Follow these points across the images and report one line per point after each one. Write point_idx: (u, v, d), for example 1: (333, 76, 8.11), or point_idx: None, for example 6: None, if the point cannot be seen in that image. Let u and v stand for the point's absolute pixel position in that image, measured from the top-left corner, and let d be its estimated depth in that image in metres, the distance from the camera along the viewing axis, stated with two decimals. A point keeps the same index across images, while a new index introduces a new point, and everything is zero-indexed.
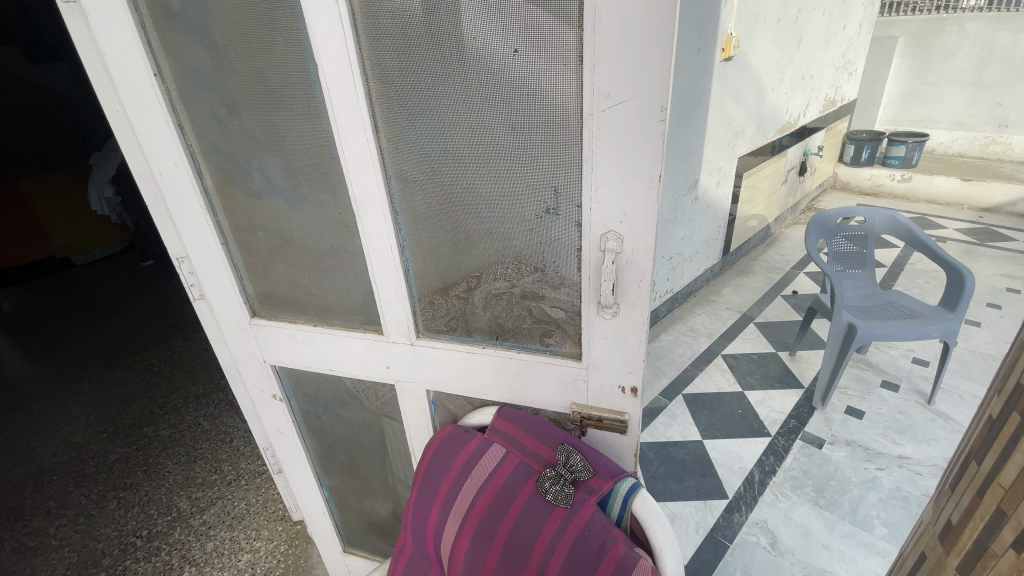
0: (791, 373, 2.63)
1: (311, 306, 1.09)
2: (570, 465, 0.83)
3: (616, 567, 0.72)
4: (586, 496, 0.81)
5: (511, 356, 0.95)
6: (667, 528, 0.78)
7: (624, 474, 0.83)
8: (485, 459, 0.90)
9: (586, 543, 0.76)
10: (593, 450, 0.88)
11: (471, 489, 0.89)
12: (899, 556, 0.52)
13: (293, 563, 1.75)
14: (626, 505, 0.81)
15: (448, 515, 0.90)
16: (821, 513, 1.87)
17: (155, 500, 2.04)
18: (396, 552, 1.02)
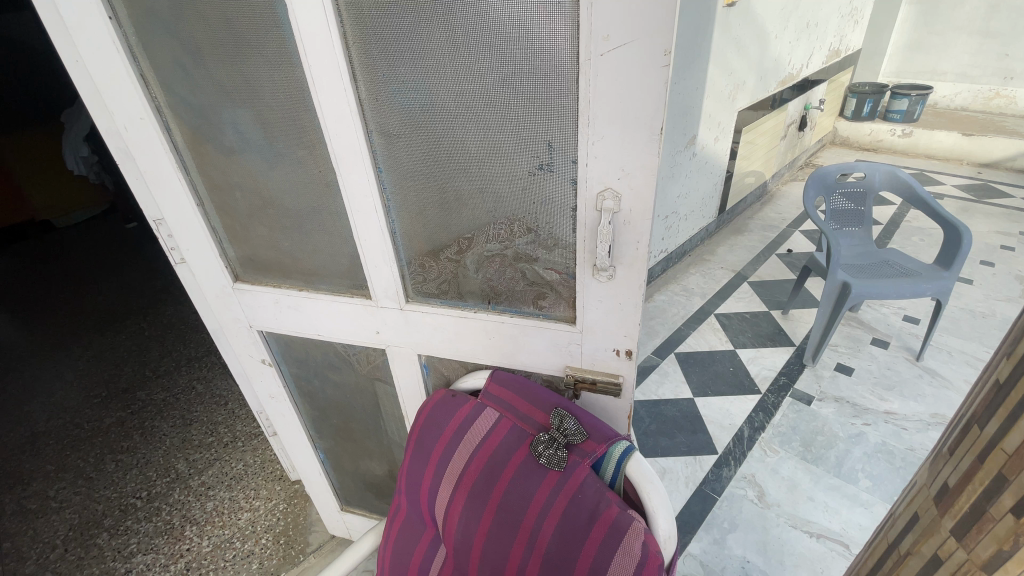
0: (783, 331, 2.65)
1: (296, 270, 1.05)
2: (563, 429, 0.81)
3: (609, 529, 0.72)
4: (579, 459, 0.80)
5: (504, 320, 0.93)
6: (660, 491, 0.77)
7: (618, 437, 0.82)
8: (479, 423, 0.89)
9: (580, 506, 0.76)
10: (588, 414, 0.86)
11: (464, 453, 0.88)
12: (889, 517, 0.50)
13: (293, 521, 1.79)
14: (620, 467, 0.80)
15: (442, 479, 0.90)
16: (807, 467, 1.92)
17: (153, 462, 2.05)
18: (391, 515, 1.02)
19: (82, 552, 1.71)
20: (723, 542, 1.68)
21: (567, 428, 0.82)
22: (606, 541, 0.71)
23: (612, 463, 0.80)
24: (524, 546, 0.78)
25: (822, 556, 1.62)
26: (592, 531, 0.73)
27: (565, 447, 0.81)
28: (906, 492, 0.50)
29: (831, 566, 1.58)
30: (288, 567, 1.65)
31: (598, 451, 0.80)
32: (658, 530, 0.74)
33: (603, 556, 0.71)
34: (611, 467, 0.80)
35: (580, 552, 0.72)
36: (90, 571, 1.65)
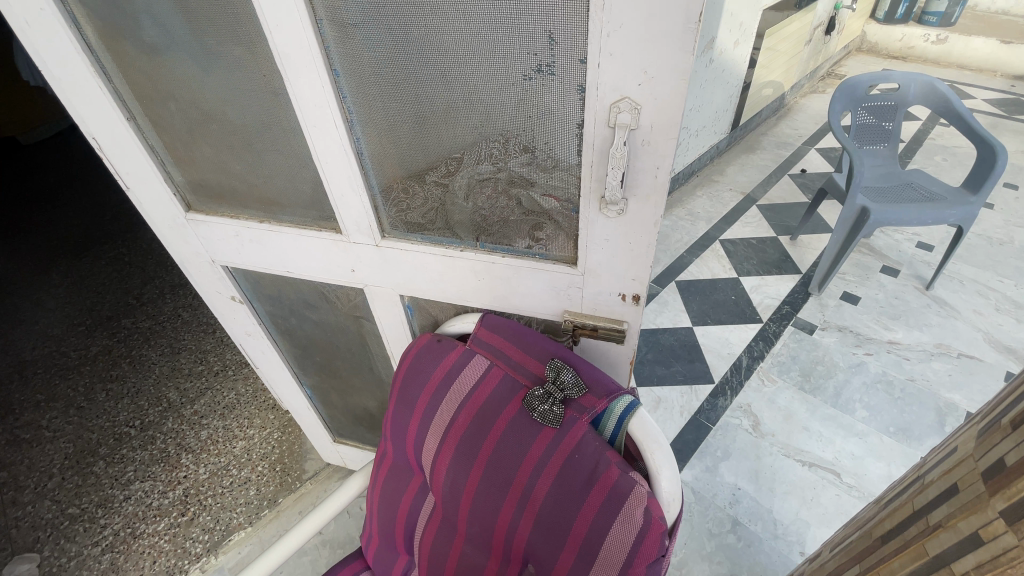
0: (790, 258, 2.54)
1: (253, 198, 0.90)
2: (560, 382, 0.72)
3: (610, 494, 0.65)
4: (578, 415, 0.71)
5: (495, 261, 0.81)
6: (668, 452, 0.68)
7: (623, 391, 0.71)
8: (467, 372, 0.80)
9: (577, 466, 0.68)
10: (588, 363, 0.76)
11: (451, 404, 0.80)
12: (911, 481, 0.38)
13: (288, 450, 1.79)
14: (621, 424, 0.71)
15: (427, 430, 0.83)
16: (804, 397, 1.91)
17: (144, 392, 2.03)
18: (378, 458, 0.97)
19: (80, 480, 1.72)
20: (715, 470, 1.70)
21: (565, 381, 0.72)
22: (605, 506, 0.65)
23: (614, 419, 0.71)
24: (516, 502, 0.73)
25: (813, 484, 1.64)
26: (589, 495, 0.66)
27: (562, 402, 0.71)
28: (939, 453, 0.39)
29: (821, 493, 1.61)
30: (285, 493, 1.68)
31: (599, 407, 0.71)
32: (663, 494, 0.67)
33: (602, 522, 0.65)
34: (612, 423, 0.71)
35: (577, 515, 0.67)
36: (90, 498, 1.67)
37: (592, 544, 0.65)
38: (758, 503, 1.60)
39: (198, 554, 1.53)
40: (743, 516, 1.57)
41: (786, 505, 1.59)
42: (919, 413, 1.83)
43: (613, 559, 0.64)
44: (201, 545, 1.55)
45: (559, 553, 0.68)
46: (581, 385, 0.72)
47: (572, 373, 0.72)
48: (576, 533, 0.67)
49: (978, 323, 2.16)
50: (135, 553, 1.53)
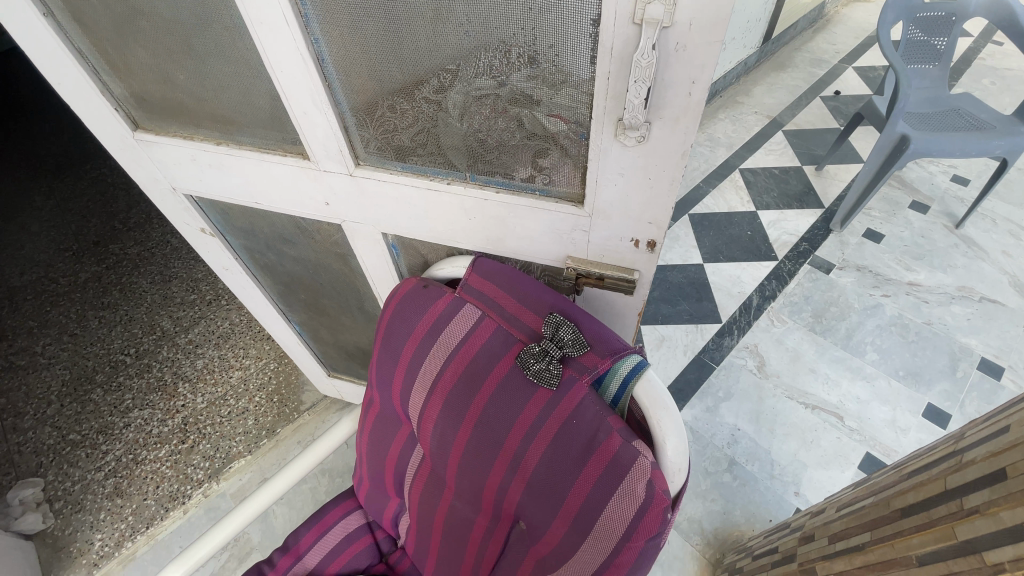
0: (813, 191, 2.37)
1: (206, 116, 0.77)
2: (558, 338, 0.63)
3: (609, 466, 0.58)
4: (577, 376, 0.63)
5: (487, 197, 0.69)
6: (677, 420, 0.61)
7: (629, 350, 0.63)
8: (456, 323, 0.72)
9: (573, 433, 0.61)
10: (592, 316, 0.67)
11: (438, 358, 0.72)
12: (936, 478, 0.61)
13: (285, 381, 1.78)
14: (626, 387, 0.63)
15: (412, 384, 0.76)
16: (814, 338, 1.85)
17: (137, 320, 1.99)
18: (365, 406, 0.91)
19: (79, 407, 1.73)
20: (716, 410, 1.67)
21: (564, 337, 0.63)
22: (603, 478, 0.59)
23: (618, 381, 0.63)
24: (507, 466, 0.67)
25: (814, 426, 1.62)
26: (586, 464, 0.60)
27: (559, 361, 0.63)
28: (960, 468, 0.58)
29: (821, 435, 1.60)
30: (283, 424, 1.68)
31: (601, 367, 0.62)
32: (668, 464, 0.60)
33: (599, 493, 0.59)
34: (616, 386, 0.63)
35: (572, 485, 0.61)
36: (91, 425, 1.68)
37: (587, 515, 0.60)
38: (756, 444, 1.59)
39: (200, 481, 1.56)
40: (741, 456, 1.57)
41: (785, 447, 1.58)
42: (932, 357, 1.78)
43: (610, 532, 0.59)
44: (202, 472, 1.58)
45: (552, 520, 0.63)
46: (583, 342, 0.63)
47: (572, 329, 0.63)
48: (570, 503, 0.61)
49: (1005, 265, 2.04)
50: (138, 479, 1.56)
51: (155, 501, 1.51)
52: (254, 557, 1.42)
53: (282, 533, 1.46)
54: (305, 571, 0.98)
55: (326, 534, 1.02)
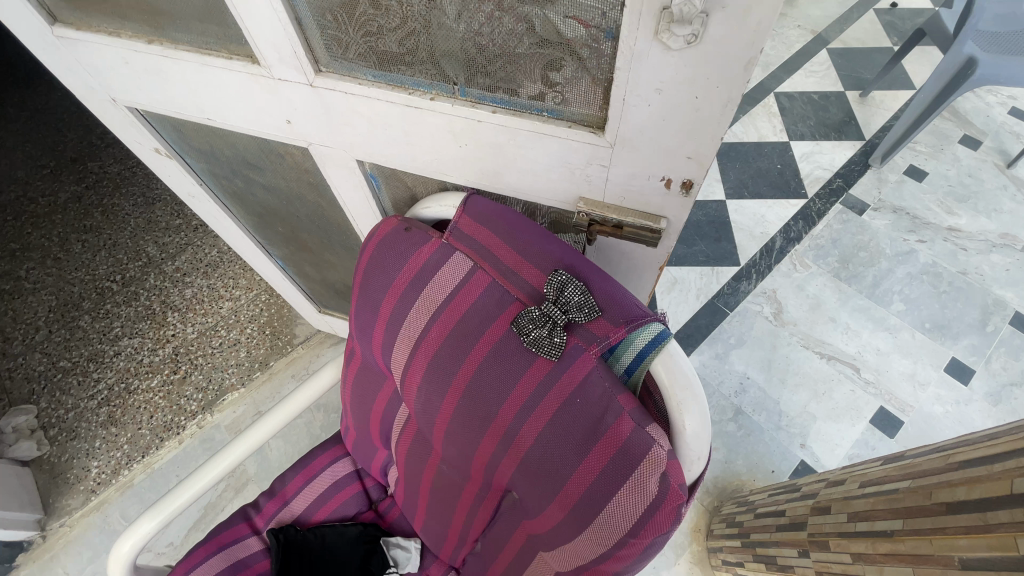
0: (854, 121, 2.13)
1: (131, 4, 0.61)
2: (564, 301, 0.52)
3: (618, 454, 0.49)
4: (584, 346, 0.52)
5: (481, 119, 0.55)
6: (700, 402, 0.51)
7: (649, 317, 0.52)
8: (443, 274, 0.60)
9: (575, 414, 0.51)
10: (605, 273, 0.55)
11: (421, 316, 0.61)
12: (999, 479, 0.52)
13: (277, 314, 1.71)
14: (641, 361, 0.52)
15: (391, 343, 0.65)
16: (837, 286, 1.73)
17: (121, 245, 1.89)
18: (345, 357, 0.82)
19: (68, 334, 1.68)
20: (725, 357, 1.59)
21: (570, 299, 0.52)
22: (607, 470, 0.50)
23: (635, 353, 0.52)
24: (497, 443, 0.58)
25: (828, 377, 1.55)
26: (590, 450, 0.51)
27: (563, 327, 0.52)
28: None
29: (835, 387, 1.53)
30: (277, 357, 1.63)
31: (614, 337, 0.52)
32: (685, 450, 0.52)
33: (603, 484, 0.50)
34: (630, 359, 0.52)
35: (572, 471, 0.52)
36: (80, 352, 1.65)
37: (587, 506, 0.52)
38: (765, 394, 1.53)
39: (194, 412, 1.54)
40: (748, 406, 1.52)
41: (795, 398, 1.52)
42: (962, 309, 1.67)
43: (613, 526, 0.51)
44: (196, 403, 1.56)
45: (547, 504, 0.56)
46: (593, 306, 0.52)
47: (581, 290, 0.52)
48: (568, 491, 0.53)
49: None
50: (132, 407, 1.55)
51: (149, 431, 1.51)
52: (251, 488, 1.43)
53: (278, 466, 1.46)
54: (292, 517, 0.96)
55: (312, 482, 0.98)
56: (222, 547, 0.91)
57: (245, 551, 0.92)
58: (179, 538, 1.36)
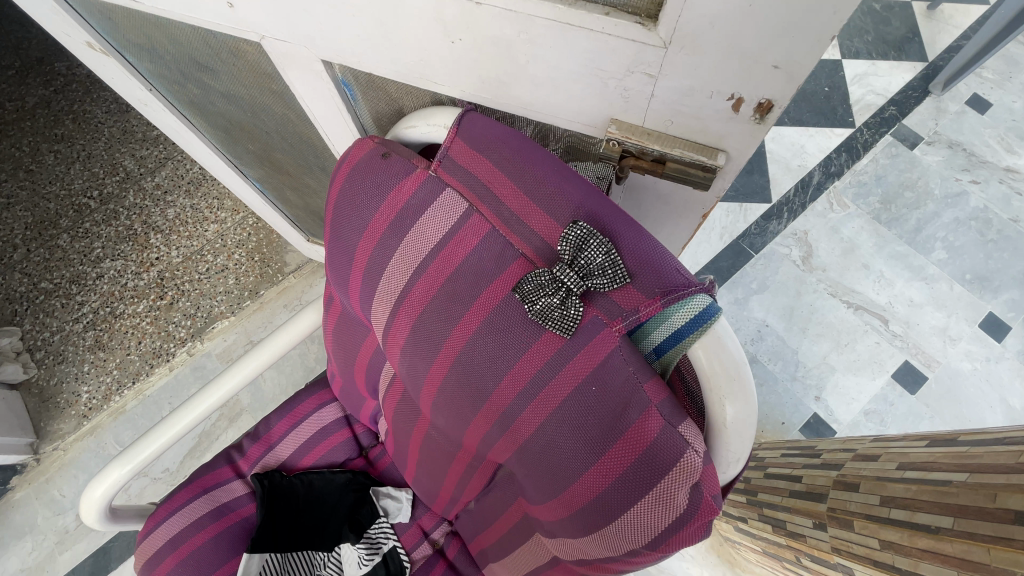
0: (919, 36, 1.84)
1: None
2: (583, 264, 0.41)
3: (640, 457, 0.40)
4: (604, 321, 0.41)
5: (482, 1, 0.39)
6: (750, 399, 0.40)
7: (692, 286, 0.40)
8: (429, 217, 0.48)
9: (591, 406, 0.41)
10: (637, 226, 0.43)
11: (404, 268, 0.49)
12: None
13: (265, 240, 1.59)
14: (676, 342, 0.41)
15: (367, 297, 0.54)
16: (875, 229, 1.57)
17: (96, 157, 1.73)
18: (324, 302, 0.71)
19: (47, 254, 1.59)
20: (745, 303, 1.49)
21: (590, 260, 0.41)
22: (626, 475, 0.41)
23: (668, 332, 0.40)
24: (492, 426, 0.49)
25: (853, 328, 1.45)
26: (606, 450, 0.41)
27: (580, 295, 0.42)
28: None
29: (858, 339, 1.43)
30: (267, 285, 1.54)
31: (644, 312, 0.40)
32: (723, 451, 0.42)
33: (619, 487, 0.41)
34: (662, 338, 0.41)
35: (581, 469, 0.43)
36: (61, 273, 1.56)
37: (598, 508, 0.43)
38: (783, 343, 1.44)
39: (183, 339, 1.48)
40: (763, 354, 1.43)
41: (815, 348, 1.43)
42: (1008, 261, 1.52)
43: (627, 534, 0.42)
44: (185, 330, 1.50)
45: (550, 498, 0.47)
46: (620, 269, 0.41)
47: (605, 248, 0.41)
48: (574, 489, 0.44)
49: None
50: (119, 332, 1.50)
51: (138, 357, 1.47)
52: (245, 418, 1.40)
53: (271, 397, 1.42)
54: (277, 462, 0.91)
55: (298, 426, 0.92)
56: (205, 491, 0.88)
57: (229, 495, 0.88)
58: (174, 464, 1.36)
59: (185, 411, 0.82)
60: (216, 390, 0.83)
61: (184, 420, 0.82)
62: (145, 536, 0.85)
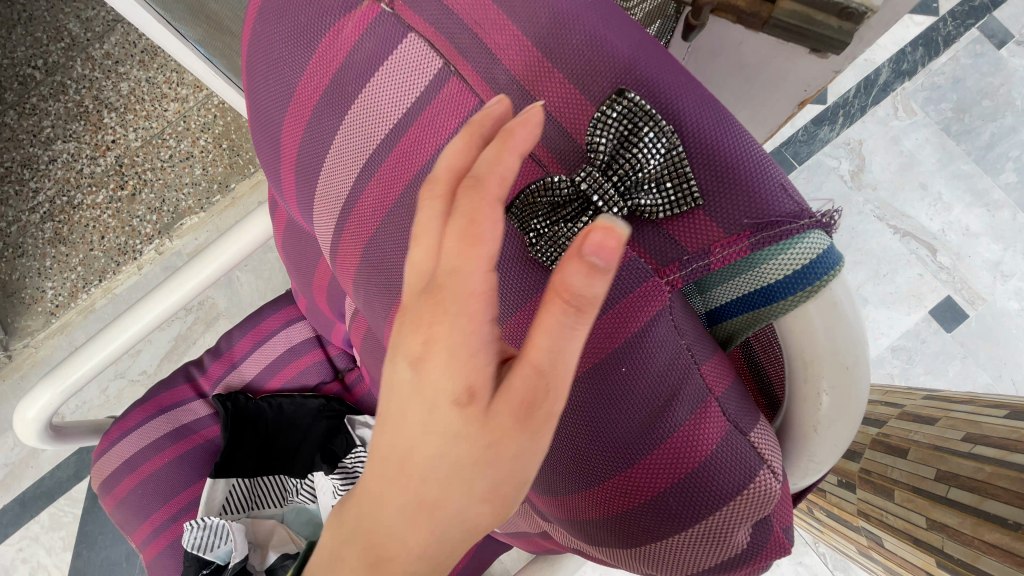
0: None
1: None
2: (630, 170, 0.29)
3: (688, 473, 0.30)
4: (652, 269, 0.30)
5: None
6: (859, 396, 0.29)
7: (803, 223, 0.27)
8: (383, 86, 0.31)
9: (624, 411, 0.31)
10: (726, 117, 0.29)
11: (348, 169, 0.34)
12: None
13: (230, 125, 1.37)
14: (756, 306, 0.30)
15: (306, 206, 0.39)
16: (942, 142, 1.33)
17: (37, 19, 1.31)
18: (273, 211, 0.56)
19: None
20: None
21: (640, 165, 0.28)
22: (663, 500, 0.31)
23: (754, 289, 0.29)
24: None
25: (895, 256, 1.29)
26: (639, 470, 0.31)
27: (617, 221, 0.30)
28: None
29: (899, 270, 1.28)
30: (238, 178, 1.36)
31: (716, 260, 0.29)
32: (802, 451, 0.32)
33: (650, 513, 0.32)
34: (737, 297, 0.30)
35: (601, 488, 0.33)
36: (10, 155, 1.32)
37: (609, 532, 0.34)
38: None
39: (150, 236, 1.34)
40: None
41: None
42: None
43: (649, 560, 0.34)
44: (151, 226, 1.35)
45: (547, 510, 0.38)
46: (687, 186, 0.28)
47: (663, 147, 0.28)
48: (577, 508, 0.34)
49: None
50: (80, 226, 1.33)
51: (103, 253, 1.33)
52: (222, 323, 1.31)
53: (249, 301, 1.32)
54: (242, 382, 0.81)
55: (262, 345, 0.81)
56: (162, 411, 0.79)
57: (190, 415, 0.79)
58: (152, 365, 1.29)
59: (115, 330, 0.69)
60: (152, 307, 0.70)
61: (119, 338, 0.69)
62: (102, 455, 0.78)
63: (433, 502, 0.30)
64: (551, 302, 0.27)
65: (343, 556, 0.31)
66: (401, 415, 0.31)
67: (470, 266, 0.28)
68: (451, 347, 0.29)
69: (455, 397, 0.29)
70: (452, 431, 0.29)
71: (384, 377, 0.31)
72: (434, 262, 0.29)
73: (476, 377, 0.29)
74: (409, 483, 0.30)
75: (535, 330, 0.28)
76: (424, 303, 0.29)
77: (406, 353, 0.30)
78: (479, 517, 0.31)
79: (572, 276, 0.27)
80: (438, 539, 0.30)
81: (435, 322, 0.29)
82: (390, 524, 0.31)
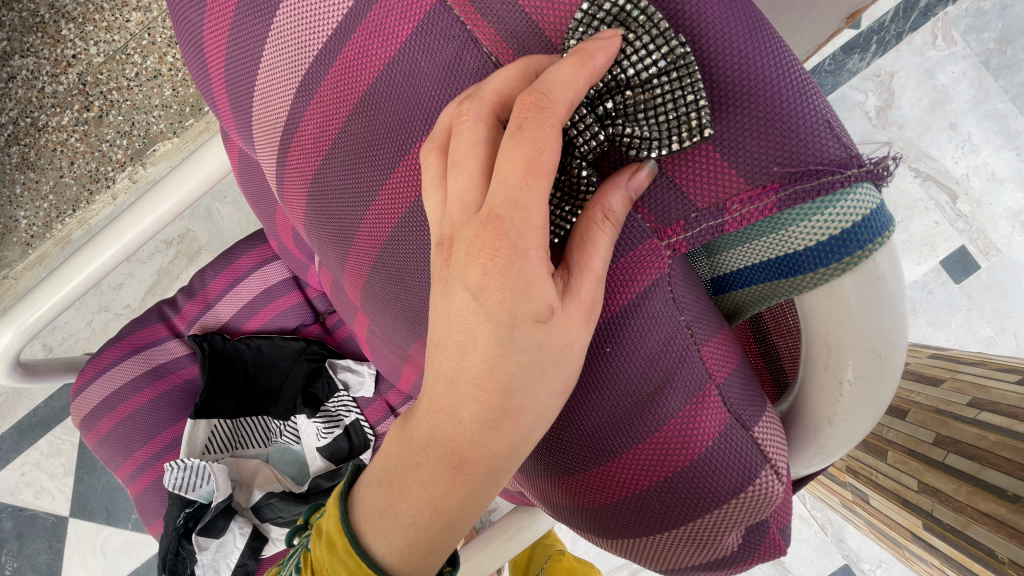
0: None
1: None
2: (633, 82, 0.26)
3: (680, 468, 0.30)
4: (651, 229, 0.28)
5: None
6: (886, 385, 0.28)
7: (848, 176, 0.24)
8: None
9: (619, 402, 0.30)
10: (760, 32, 0.25)
11: (293, 92, 0.31)
12: None
13: None
14: (774, 276, 0.28)
15: (249, 135, 0.36)
16: (980, 77, 1.20)
17: None
18: (230, 153, 0.53)
19: None
20: None
21: (627, 81, 0.26)
22: (648, 496, 0.32)
23: (779, 255, 0.27)
24: None
25: (913, 203, 1.22)
26: (628, 464, 0.31)
27: (597, 155, 0.28)
28: None
29: (914, 217, 1.22)
30: None
31: (732, 219, 0.26)
32: (818, 437, 0.32)
33: (634, 505, 0.32)
34: (756, 265, 0.29)
35: (588, 480, 0.33)
36: None
37: (589, 519, 0.35)
38: None
39: (121, 163, 1.17)
40: None
41: None
42: None
43: (625, 547, 0.35)
44: (122, 151, 1.17)
45: (535, 494, 0.38)
46: (683, 116, 0.25)
47: (654, 60, 0.25)
48: (560, 492, 0.35)
49: None
50: (47, 150, 1.13)
51: (75, 182, 1.16)
52: (205, 257, 1.26)
53: (231, 236, 1.26)
54: (217, 323, 0.78)
55: (238, 285, 0.77)
56: (137, 350, 0.76)
57: (166, 355, 0.77)
58: (136, 300, 1.25)
59: (72, 269, 0.63)
60: (107, 245, 0.62)
61: (76, 279, 0.64)
62: (78, 394, 0.76)
63: (514, 404, 0.29)
64: (590, 221, 0.26)
65: (419, 460, 0.33)
66: (469, 339, 0.28)
67: (534, 202, 0.26)
68: (512, 278, 0.27)
69: (533, 317, 0.27)
70: (529, 347, 0.28)
71: (441, 303, 0.29)
72: (488, 192, 0.27)
73: (544, 299, 0.27)
74: (488, 393, 0.29)
75: (585, 248, 0.27)
76: (477, 232, 0.27)
77: (465, 282, 0.28)
78: (557, 408, 0.30)
79: (612, 200, 0.26)
80: (527, 431, 0.30)
81: (495, 255, 0.27)
82: (471, 418, 0.30)
